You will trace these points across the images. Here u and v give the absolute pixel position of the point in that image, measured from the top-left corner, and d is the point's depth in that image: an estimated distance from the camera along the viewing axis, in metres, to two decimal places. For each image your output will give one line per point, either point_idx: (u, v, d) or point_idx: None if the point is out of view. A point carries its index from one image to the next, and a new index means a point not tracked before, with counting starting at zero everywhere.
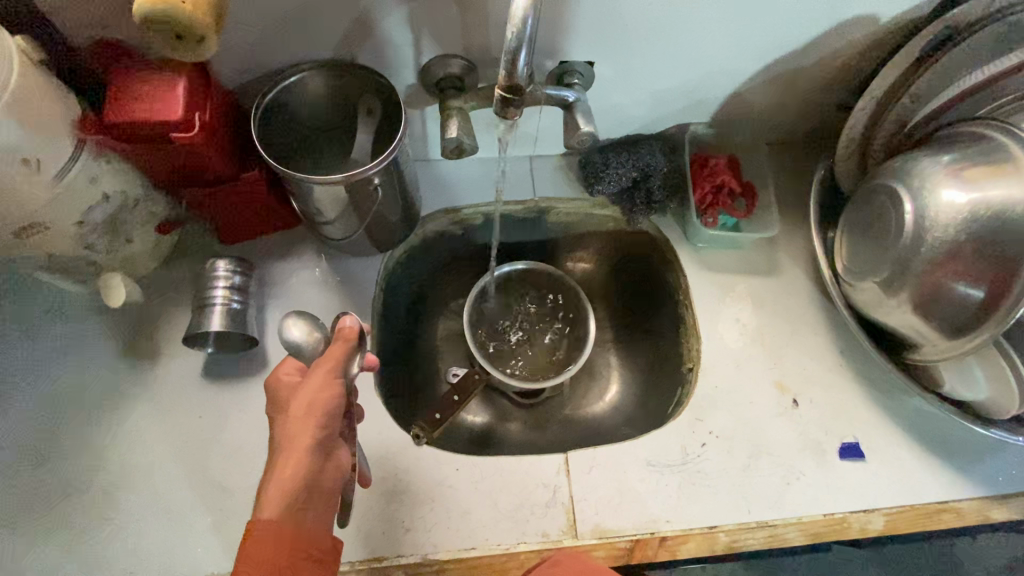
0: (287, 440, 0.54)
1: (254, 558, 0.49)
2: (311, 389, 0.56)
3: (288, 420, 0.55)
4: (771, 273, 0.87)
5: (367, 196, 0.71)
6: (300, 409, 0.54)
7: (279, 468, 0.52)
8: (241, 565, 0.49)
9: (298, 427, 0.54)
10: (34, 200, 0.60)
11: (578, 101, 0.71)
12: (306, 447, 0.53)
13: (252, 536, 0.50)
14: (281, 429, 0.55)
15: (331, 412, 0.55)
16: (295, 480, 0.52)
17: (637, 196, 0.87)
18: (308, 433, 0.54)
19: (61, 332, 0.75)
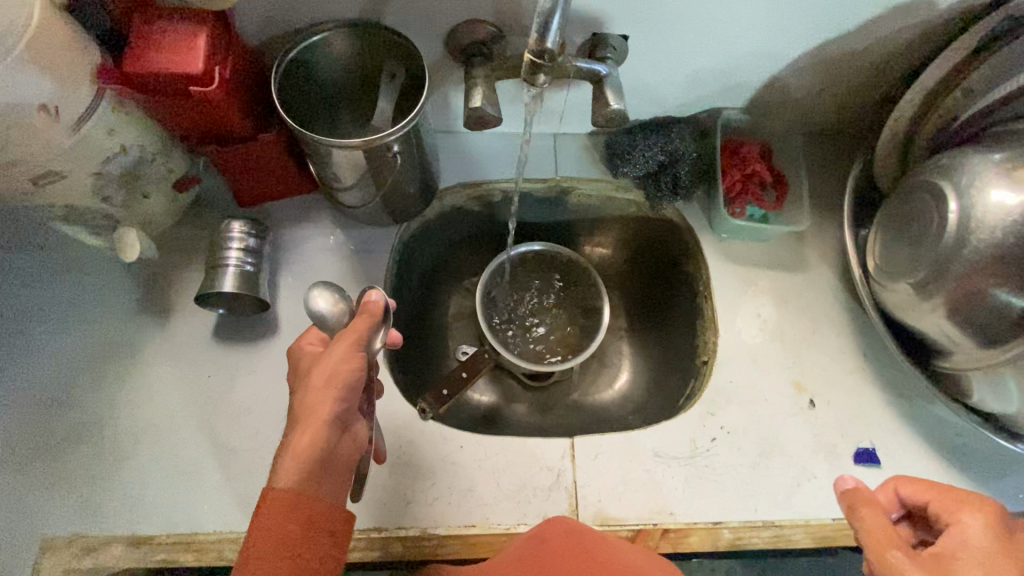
0: (305, 410, 0.53)
1: (268, 524, 0.49)
2: (334, 359, 0.55)
3: (308, 390, 0.54)
4: (797, 269, 0.84)
5: (386, 162, 0.70)
6: (320, 380, 0.54)
7: (296, 438, 0.52)
8: (254, 531, 0.49)
9: (317, 397, 0.54)
10: (52, 148, 0.59)
11: (609, 76, 0.68)
12: (324, 418, 0.53)
13: (267, 503, 0.50)
14: (300, 399, 0.55)
15: (349, 386, 0.55)
16: (311, 452, 0.51)
17: (664, 180, 0.83)
18: (326, 405, 0.53)
19: (79, 284, 0.75)
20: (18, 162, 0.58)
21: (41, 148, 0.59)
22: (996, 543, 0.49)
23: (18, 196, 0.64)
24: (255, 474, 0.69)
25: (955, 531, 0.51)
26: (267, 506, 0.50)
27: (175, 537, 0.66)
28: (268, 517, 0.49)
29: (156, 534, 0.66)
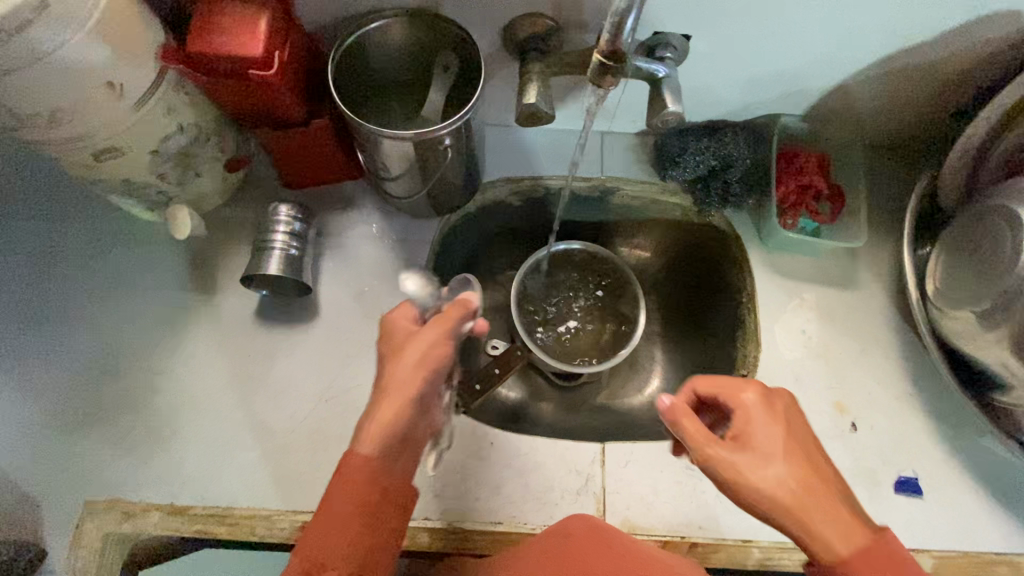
0: (392, 384, 0.53)
1: (344, 491, 0.50)
2: (425, 342, 0.55)
3: (398, 365, 0.54)
4: (847, 286, 0.81)
5: (436, 154, 0.69)
6: (412, 359, 0.54)
7: (378, 410, 0.52)
8: (330, 496, 0.50)
9: (406, 376, 0.53)
10: (114, 125, 0.60)
11: (668, 77, 0.66)
12: (408, 401, 0.52)
13: (347, 467, 0.51)
14: (387, 371, 0.54)
15: (433, 374, 0.54)
16: (390, 430, 0.52)
17: (714, 186, 0.81)
18: (414, 386, 0.53)
19: (130, 256, 0.77)
20: (82, 137, 0.60)
21: (104, 124, 0.60)
22: (770, 412, 0.53)
23: (79, 170, 0.65)
24: (289, 454, 0.70)
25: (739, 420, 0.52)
26: (342, 477, 0.50)
27: (209, 510, 0.68)
28: (341, 490, 0.50)
29: (192, 505, 0.68)
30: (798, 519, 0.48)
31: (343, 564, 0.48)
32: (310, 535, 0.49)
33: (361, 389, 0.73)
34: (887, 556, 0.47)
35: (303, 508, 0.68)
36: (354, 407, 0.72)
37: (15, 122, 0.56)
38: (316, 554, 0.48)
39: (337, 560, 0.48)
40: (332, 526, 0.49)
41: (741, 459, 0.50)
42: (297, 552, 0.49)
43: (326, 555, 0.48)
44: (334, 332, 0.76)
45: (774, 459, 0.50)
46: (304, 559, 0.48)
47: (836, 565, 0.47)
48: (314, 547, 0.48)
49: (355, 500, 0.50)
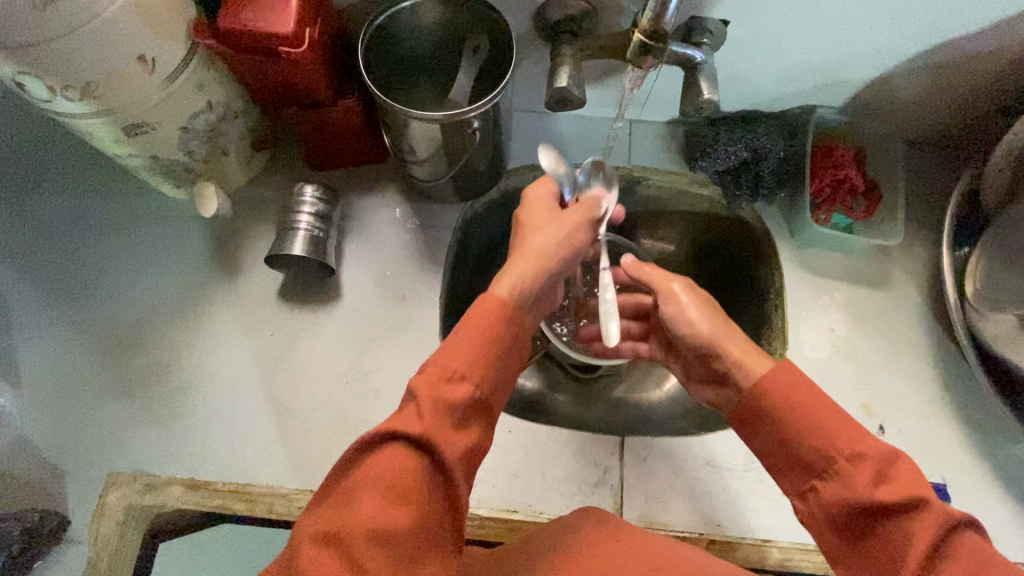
0: (537, 243, 0.55)
1: (481, 325, 0.47)
2: (574, 215, 0.59)
3: (542, 231, 0.57)
4: (879, 285, 0.79)
5: (463, 138, 0.68)
6: (559, 229, 0.57)
7: (528, 250, 0.55)
8: (464, 327, 0.47)
9: (552, 240, 0.56)
10: (145, 100, 0.60)
11: (704, 64, 0.64)
12: (552, 255, 0.55)
13: (484, 305, 0.48)
14: (529, 237, 0.56)
15: (574, 249, 0.58)
16: (534, 278, 0.53)
17: (744, 179, 0.79)
18: (556, 252, 0.56)
19: (157, 232, 0.78)
20: (113, 111, 0.59)
21: (136, 99, 0.59)
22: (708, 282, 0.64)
23: (108, 145, 0.65)
24: (309, 435, 0.70)
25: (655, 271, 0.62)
26: (487, 303, 0.48)
27: (230, 486, 0.68)
28: (485, 309, 0.48)
29: (213, 480, 0.69)
30: (726, 350, 0.53)
31: (479, 380, 0.45)
32: (447, 348, 0.45)
33: (381, 373, 0.73)
34: (798, 378, 0.47)
35: None
36: (374, 390, 0.72)
37: (48, 95, 0.55)
38: (453, 365, 0.44)
39: (474, 377, 0.45)
40: (473, 338, 0.46)
41: (683, 305, 0.58)
42: (429, 363, 0.45)
43: (465, 366, 0.45)
44: (355, 316, 0.76)
45: (706, 310, 0.57)
46: (439, 371, 0.44)
47: (760, 392, 0.48)
48: (451, 358, 0.45)
49: (498, 328, 0.47)
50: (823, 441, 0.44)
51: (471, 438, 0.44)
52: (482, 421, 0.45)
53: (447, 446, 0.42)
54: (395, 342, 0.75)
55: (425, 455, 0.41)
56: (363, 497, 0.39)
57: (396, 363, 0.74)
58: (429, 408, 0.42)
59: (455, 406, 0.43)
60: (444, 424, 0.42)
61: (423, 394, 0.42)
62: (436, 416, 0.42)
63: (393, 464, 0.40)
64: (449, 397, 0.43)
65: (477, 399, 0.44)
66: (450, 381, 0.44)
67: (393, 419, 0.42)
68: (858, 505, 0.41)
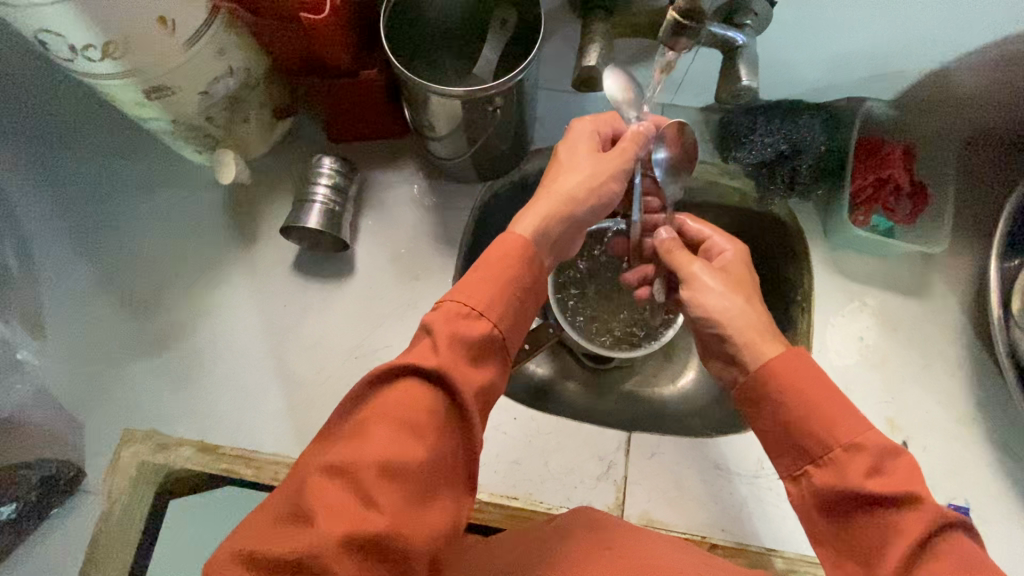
0: (564, 184, 0.54)
1: (498, 260, 0.47)
2: (612, 160, 0.57)
3: (574, 172, 0.56)
4: (915, 294, 0.74)
5: (485, 116, 0.66)
6: (591, 172, 0.56)
7: (555, 191, 0.54)
8: (480, 261, 0.47)
9: (581, 181, 0.55)
10: (166, 63, 0.59)
11: (746, 48, 0.60)
12: (579, 199, 0.54)
13: (503, 242, 0.48)
14: (560, 178, 0.55)
15: (605, 196, 0.56)
16: (556, 222, 0.53)
17: (780, 173, 0.74)
18: (585, 197, 0.55)
19: (179, 196, 0.79)
20: (133, 74, 0.58)
21: (157, 62, 0.58)
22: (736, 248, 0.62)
23: (131, 107, 0.65)
24: (315, 406, 0.71)
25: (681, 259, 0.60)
26: (509, 244, 0.48)
27: (237, 450, 0.70)
28: (505, 250, 0.47)
29: (221, 444, 0.70)
30: (740, 333, 0.52)
31: (497, 319, 0.45)
32: (464, 285, 0.45)
33: (390, 350, 0.73)
34: (807, 367, 0.47)
35: None
36: (382, 367, 0.72)
37: (69, 54, 0.54)
38: (471, 303, 0.44)
39: (492, 316, 0.45)
40: (492, 277, 0.46)
41: (705, 287, 0.57)
42: (446, 299, 0.44)
43: (483, 303, 0.44)
44: (368, 291, 0.75)
45: (726, 295, 0.55)
46: (456, 308, 0.44)
47: (769, 377, 0.47)
48: (469, 295, 0.44)
49: (517, 271, 0.47)
50: (825, 429, 0.44)
51: (486, 375, 0.44)
52: (498, 359, 0.45)
53: (462, 380, 0.41)
54: (405, 320, 0.74)
55: (439, 388, 0.41)
56: (374, 428, 0.39)
57: (406, 341, 0.73)
58: (445, 343, 0.41)
59: (472, 341, 0.43)
60: (460, 359, 0.42)
61: (439, 327, 0.42)
62: (452, 352, 0.42)
63: (406, 396, 0.40)
64: (467, 333, 0.43)
65: (494, 337, 0.44)
66: (467, 317, 0.44)
67: (408, 352, 0.42)
68: (847, 493, 0.42)
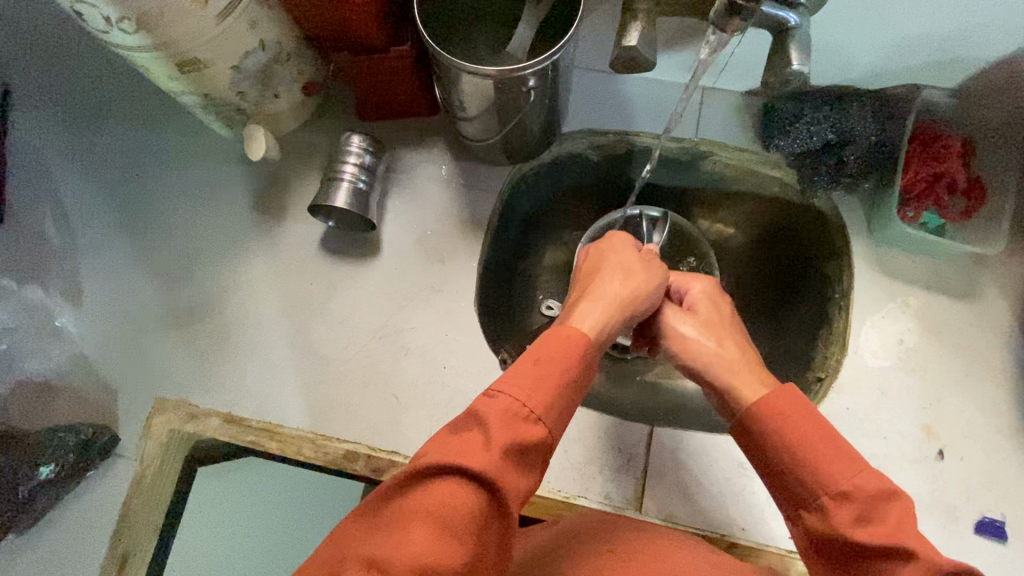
0: (601, 294, 0.53)
1: (556, 355, 0.43)
2: (658, 269, 0.57)
3: (609, 280, 0.55)
4: (962, 297, 0.71)
5: (517, 97, 0.64)
6: (627, 280, 0.55)
7: (602, 297, 0.53)
8: (534, 351, 0.43)
9: (618, 290, 0.53)
10: (198, 36, 0.59)
11: (798, 29, 0.56)
12: (624, 309, 0.52)
13: (559, 333, 0.44)
14: (599, 285, 0.54)
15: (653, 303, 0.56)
16: (613, 326, 0.51)
17: (825, 163, 0.72)
18: (626, 305, 0.53)
19: (209, 171, 0.79)
20: (165, 46, 0.58)
21: (190, 35, 0.58)
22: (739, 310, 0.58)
23: (164, 81, 0.65)
24: (339, 385, 0.72)
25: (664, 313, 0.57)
26: (571, 338, 0.44)
27: (263, 424, 0.71)
28: (566, 345, 0.43)
29: (247, 417, 0.71)
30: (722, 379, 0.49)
31: (551, 424, 0.40)
32: (520, 379, 0.41)
33: (413, 332, 0.73)
34: (800, 404, 0.43)
35: (346, 437, 0.70)
36: (405, 349, 0.72)
37: (104, 26, 0.54)
38: (528, 403, 0.40)
39: (548, 420, 0.40)
40: (550, 375, 0.41)
41: (685, 338, 0.54)
42: (502, 393, 0.40)
43: (541, 406, 0.40)
44: (393, 272, 0.75)
45: (702, 333, 0.53)
46: (510, 405, 0.39)
47: (757, 416, 0.43)
48: (527, 393, 0.40)
49: (574, 370, 0.43)
50: (815, 472, 0.40)
51: (532, 485, 0.39)
52: (544, 469, 0.40)
53: (509, 489, 0.37)
54: (430, 304, 0.74)
55: (485, 495, 0.36)
56: (412, 528, 0.34)
57: (429, 324, 0.73)
58: (498, 446, 0.37)
59: (526, 446, 0.38)
60: (509, 466, 0.37)
61: (495, 426, 0.38)
62: (504, 457, 0.37)
63: (450, 498, 0.35)
64: (521, 438, 0.38)
65: (545, 444, 0.40)
66: (525, 419, 0.39)
67: (455, 442, 0.37)
68: (838, 540, 0.39)
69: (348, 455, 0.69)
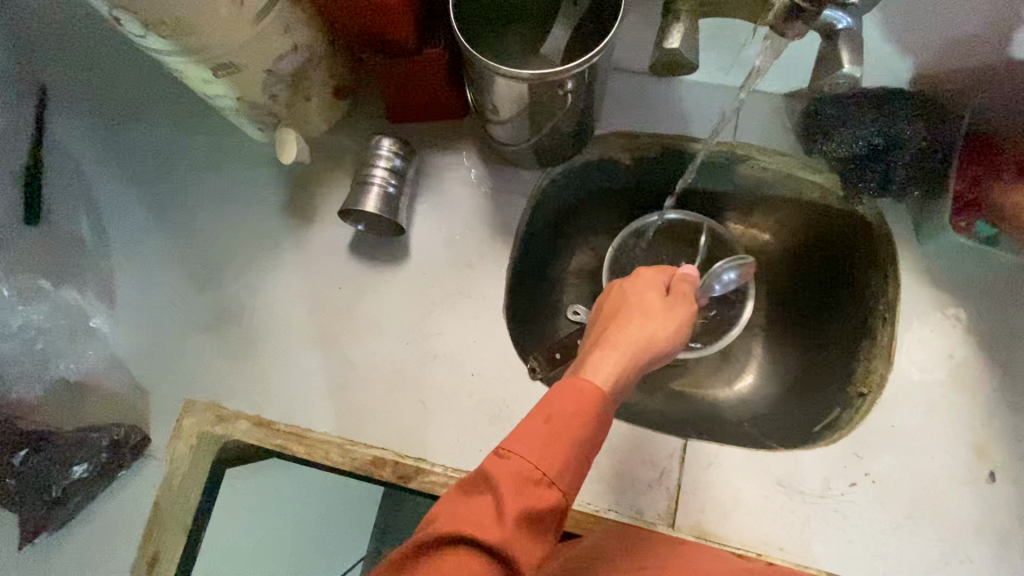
0: (624, 336, 0.52)
1: (568, 414, 0.45)
2: (680, 314, 0.56)
3: (634, 322, 0.54)
4: (1016, 310, 0.67)
5: (552, 101, 0.63)
6: (651, 324, 0.54)
7: (625, 338, 0.52)
8: (548, 410, 0.45)
9: (641, 333, 0.53)
10: (233, 40, 0.59)
11: (848, 31, 0.54)
12: (645, 354, 0.52)
13: (574, 389, 0.46)
14: (626, 324, 0.53)
15: (668, 350, 0.55)
16: (629, 373, 0.51)
17: (871, 169, 0.68)
18: (647, 351, 0.52)
19: (239, 173, 0.79)
20: (201, 51, 0.58)
21: (225, 39, 0.58)
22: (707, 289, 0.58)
23: (200, 85, 0.65)
24: (366, 390, 0.71)
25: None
26: (585, 394, 0.46)
27: (291, 428, 0.71)
28: (580, 403, 0.45)
29: (276, 420, 0.71)
30: None
31: (563, 486, 0.43)
32: (534, 441, 0.43)
33: (441, 338, 0.72)
34: None
35: (373, 443, 0.69)
36: (433, 354, 0.72)
37: (142, 31, 0.54)
38: (540, 466, 0.42)
39: (559, 482, 0.43)
40: (562, 437, 0.44)
41: None
42: (514, 454, 0.42)
43: (552, 468, 0.43)
44: (422, 276, 0.74)
45: None
46: (523, 468, 0.42)
47: None
48: (539, 455, 0.42)
49: (588, 428, 0.45)
50: None
51: (546, 548, 0.41)
52: (558, 528, 0.43)
53: (523, 557, 0.39)
54: (458, 308, 0.73)
55: (499, 561, 0.39)
56: None
57: (457, 330, 0.72)
58: (512, 515, 0.39)
59: (539, 510, 0.41)
60: (523, 532, 0.39)
61: (508, 491, 0.40)
62: (517, 525, 0.39)
63: (468, 566, 0.38)
64: (534, 504, 0.41)
65: (559, 508, 0.42)
66: (537, 482, 0.42)
67: (470, 509, 0.40)
68: None
69: (375, 461, 0.69)
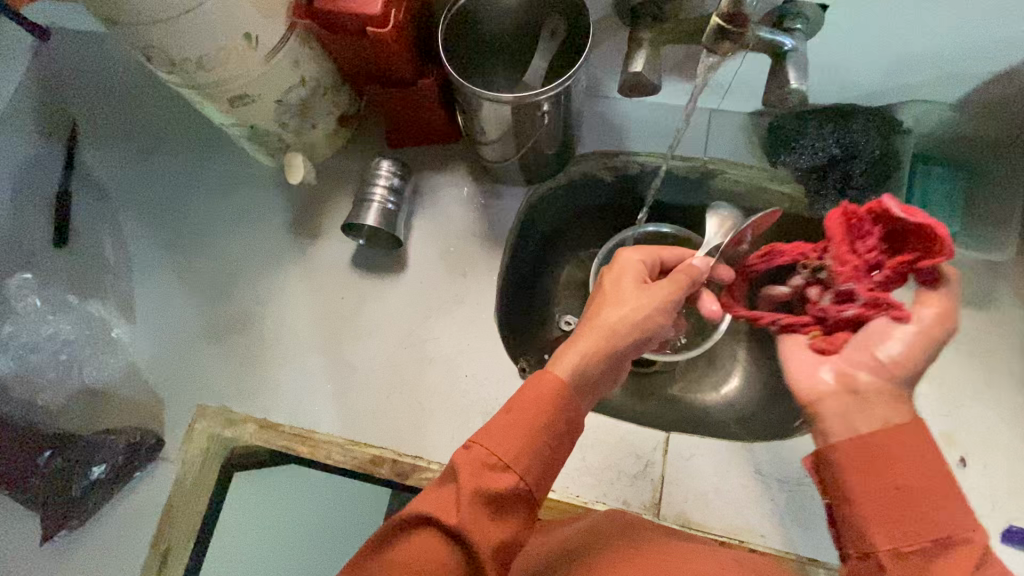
0: (597, 322, 0.55)
1: (527, 403, 0.48)
2: (663, 296, 0.57)
3: (609, 307, 0.56)
4: (979, 306, 0.71)
5: (533, 120, 0.69)
6: (626, 309, 0.55)
7: (599, 324, 0.55)
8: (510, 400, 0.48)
9: (613, 317, 0.55)
10: (248, 74, 0.66)
11: (793, 52, 0.61)
12: (620, 335, 0.55)
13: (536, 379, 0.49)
14: (600, 311, 0.56)
15: (653, 329, 0.57)
16: (596, 360, 0.53)
17: (832, 178, 0.75)
18: (622, 334, 0.55)
19: (250, 196, 0.86)
20: (220, 83, 0.66)
21: (239, 73, 0.65)
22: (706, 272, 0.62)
23: (217, 115, 0.73)
24: (367, 390, 0.76)
25: (874, 329, 0.49)
26: (545, 384, 0.49)
27: (296, 430, 0.75)
28: (541, 390, 0.48)
29: (281, 422, 0.76)
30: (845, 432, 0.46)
31: (524, 471, 0.46)
32: (493, 430, 0.47)
33: (437, 342, 0.77)
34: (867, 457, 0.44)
35: (374, 442, 0.74)
36: (429, 357, 0.77)
37: (168, 66, 0.62)
38: (497, 452, 0.46)
39: (518, 466, 0.45)
40: (521, 425, 0.47)
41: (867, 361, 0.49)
42: (475, 443, 0.46)
43: (510, 455, 0.46)
44: (418, 286, 0.80)
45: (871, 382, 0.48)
46: (482, 455, 0.46)
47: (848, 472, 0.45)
48: (498, 444, 0.46)
49: (548, 413, 0.48)
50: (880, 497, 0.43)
51: (510, 529, 0.45)
52: (526, 511, 0.46)
53: (483, 537, 0.43)
54: (452, 315, 0.78)
55: (458, 543, 0.43)
56: None
57: (452, 335, 0.77)
58: (466, 502, 0.43)
59: (495, 493, 0.44)
60: (478, 515, 0.43)
61: (464, 478, 0.44)
62: (473, 510, 0.43)
63: (429, 549, 0.43)
64: (489, 487, 0.44)
65: (519, 490, 0.45)
66: (495, 468, 0.45)
67: (430, 499, 0.44)
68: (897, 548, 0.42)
69: (375, 459, 0.73)
